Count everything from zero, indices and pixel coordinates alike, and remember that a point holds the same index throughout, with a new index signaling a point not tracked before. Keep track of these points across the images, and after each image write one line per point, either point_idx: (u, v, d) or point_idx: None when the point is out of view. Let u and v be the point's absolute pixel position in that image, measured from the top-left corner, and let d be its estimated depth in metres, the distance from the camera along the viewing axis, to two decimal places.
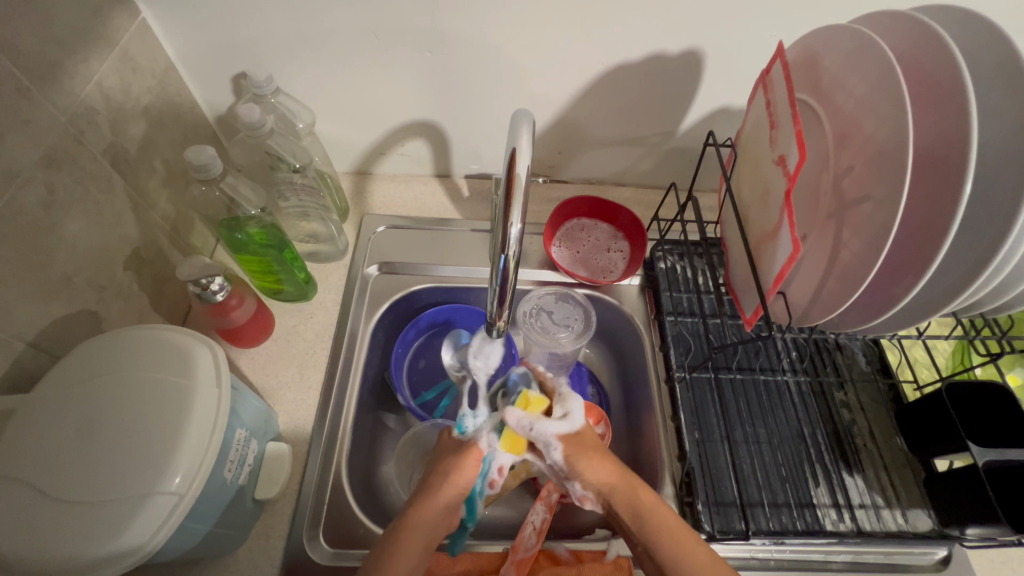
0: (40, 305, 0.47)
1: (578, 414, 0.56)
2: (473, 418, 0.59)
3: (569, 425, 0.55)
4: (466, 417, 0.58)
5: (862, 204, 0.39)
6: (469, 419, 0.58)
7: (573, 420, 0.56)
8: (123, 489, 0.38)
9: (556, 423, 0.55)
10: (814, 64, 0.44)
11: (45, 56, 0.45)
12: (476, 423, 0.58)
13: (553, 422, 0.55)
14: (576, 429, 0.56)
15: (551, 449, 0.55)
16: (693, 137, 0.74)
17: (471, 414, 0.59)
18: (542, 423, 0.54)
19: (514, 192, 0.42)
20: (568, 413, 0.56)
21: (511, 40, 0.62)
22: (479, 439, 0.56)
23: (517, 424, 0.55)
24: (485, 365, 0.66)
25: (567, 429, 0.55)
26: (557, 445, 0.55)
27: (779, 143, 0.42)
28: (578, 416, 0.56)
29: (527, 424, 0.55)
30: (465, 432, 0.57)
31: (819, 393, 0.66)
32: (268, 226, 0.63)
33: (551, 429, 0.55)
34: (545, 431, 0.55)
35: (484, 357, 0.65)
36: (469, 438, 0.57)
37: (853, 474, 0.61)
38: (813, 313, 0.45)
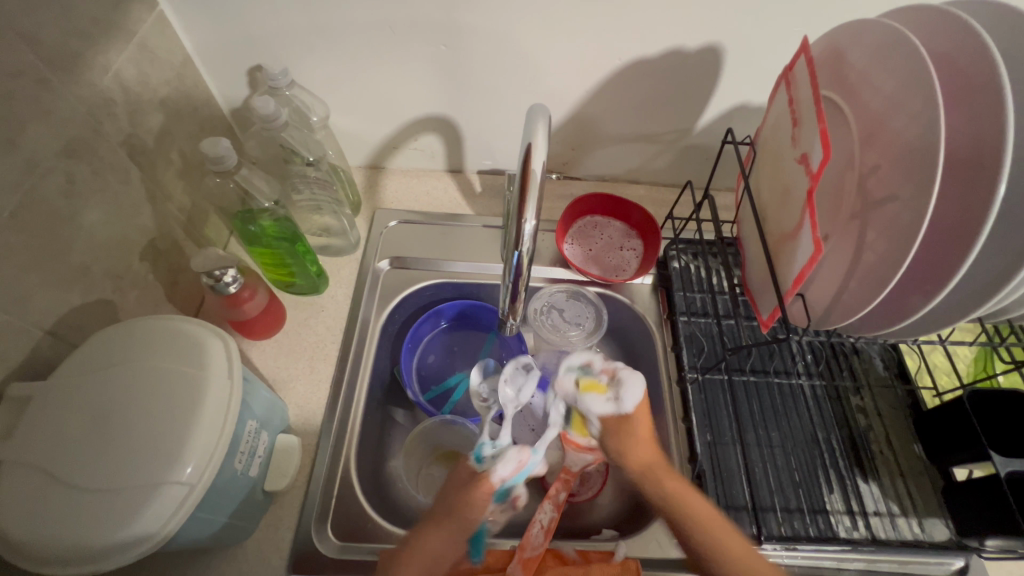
0: (58, 293, 0.47)
1: (628, 401, 0.56)
2: (491, 448, 0.59)
3: (614, 408, 0.57)
4: (486, 446, 0.59)
5: (887, 204, 0.38)
6: (488, 449, 0.59)
7: (620, 404, 0.56)
8: (137, 478, 0.38)
9: (603, 402, 0.57)
10: (839, 59, 0.43)
11: (65, 47, 0.46)
12: (493, 454, 0.59)
13: (599, 402, 0.57)
14: (627, 408, 0.56)
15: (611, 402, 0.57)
16: (709, 135, 0.73)
17: (489, 442, 0.60)
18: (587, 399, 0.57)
19: (529, 189, 0.42)
20: (619, 396, 0.57)
21: (529, 34, 0.61)
22: (492, 473, 0.56)
23: (564, 394, 0.59)
24: (515, 396, 0.66)
25: (612, 410, 0.57)
26: (597, 421, 0.57)
27: (801, 141, 0.41)
28: (625, 404, 0.56)
29: (575, 396, 0.58)
30: (482, 463, 0.58)
31: (834, 398, 0.65)
32: (280, 218, 0.63)
33: (596, 405, 0.57)
34: (590, 407, 0.57)
35: (514, 386, 0.66)
36: (484, 468, 0.57)
37: (868, 480, 0.59)
38: (831, 316, 0.44)
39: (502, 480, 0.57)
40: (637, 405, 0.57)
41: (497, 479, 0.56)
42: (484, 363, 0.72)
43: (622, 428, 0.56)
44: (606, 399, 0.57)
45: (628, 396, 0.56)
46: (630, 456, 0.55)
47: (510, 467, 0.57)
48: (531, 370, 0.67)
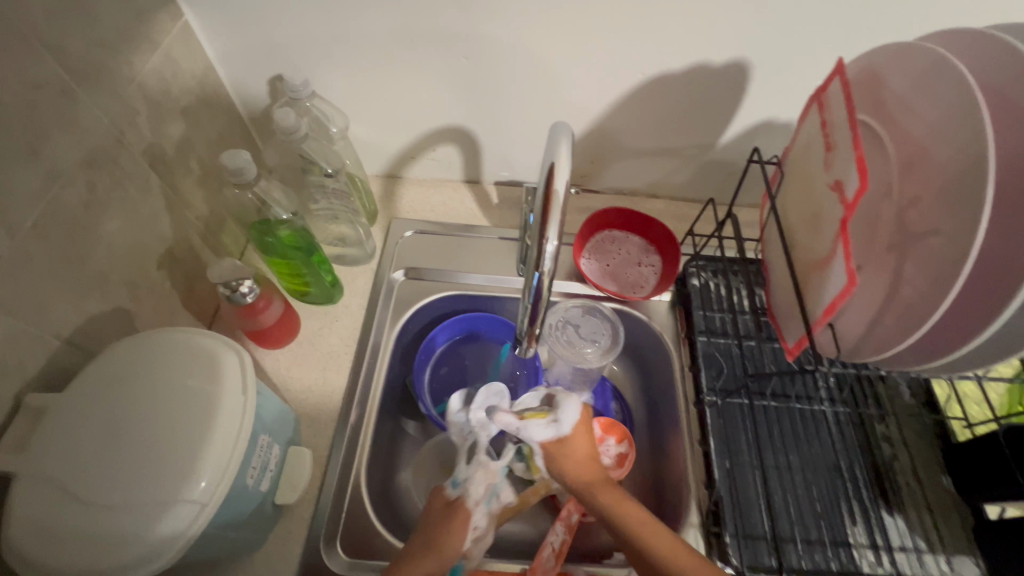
0: (78, 302, 0.48)
1: (568, 421, 0.56)
2: (466, 472, 0.60)
3: (554, 432, 0.56)
4: (460, 471, 0.60)
5: (928, 238, 0.36)
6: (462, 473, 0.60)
7: (560, 427, 0.56)
8: (149, 494, 0.38)
9: (543, 429, 0.56)
10: (877, 82, 0.41)
11: (89, 57, 0.46)
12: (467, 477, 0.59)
13: (540, 428, 0.56)
14: (566, 432, 0.56)
15: (551, 428, 0.56)
16: (732, 150, 0.72)
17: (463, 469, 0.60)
18: (529, 428, 0.55)
19: (551, 209, 0.41)
20: (557, 420, 0.56)
21: (549, 46, 0.60)
22: (467, 498, 0.57)
23: (507, 426, 0.57)
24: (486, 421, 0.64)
25: (553, 435, 0.56)
26: (538, 446, 0.57)
27: (835, 167, 0.39)
28: (565, 426, 0.56)
29: (515, 425, 0.56)
30: (457, 486, 0.58)
31: (857, 425, 0.62)
32: (298, 229, 0.63)
33: (537, 432, 0.56)
34: (529, 434, 0.56)
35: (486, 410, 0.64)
36: (459, 495, 0.58)
37: (893, 513, 0.57)
38: (865, 349, 0.42)
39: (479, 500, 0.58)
40: (574, 424, 0.56)
41: (473, 504, 0.57)
42: (462, 390, 0.69)
43: (559, 450, 0.56)
44: (547, 423, 0.56)
45: (567, 416, 0.56)
46: (567, 466, 0.56)
47: (483, 488, 0.59)
48: (503, 396, 0.66)
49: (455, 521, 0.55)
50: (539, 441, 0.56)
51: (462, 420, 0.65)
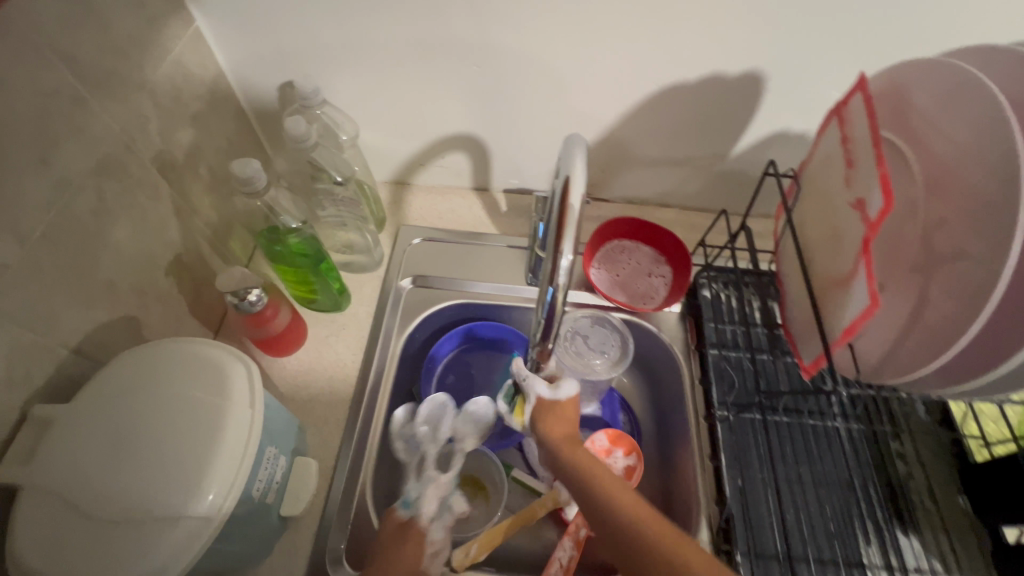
0: (86, 311, 0.47)
1: (565, 390, 0.61)
2: (417, 490, 0.60)
3: (550, 393, 0.60)
4: (411, 491, 0.60)
5: (955, 261, 0.36)
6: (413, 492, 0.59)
7: (559, 391, 0.60)
8: (155, 509, 0.37)
9: (544, 385, 0.60)
10: (902, 98, 0.40)
11: (101, 65, 0.45)
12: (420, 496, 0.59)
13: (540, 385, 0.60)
14: (563, 395, 0.61)
15: (554, 385, 0.60)
16: (745, 161, 0.71)
17: (414, 487, 0.60)
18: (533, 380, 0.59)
19: (566, 223, 0.41)
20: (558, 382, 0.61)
21: (562, 56, 0.59)
22: (420, 517, 0.57)
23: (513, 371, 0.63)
24: (432, 433, 0.65)
25: (549, 394, 0.61)
26: (533, 399, 0.61)
27: (856, 184, 0.39)
28: (562, 392, 0.61)
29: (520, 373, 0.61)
30: (408, 507, 0.58)
31: (871, 442, 0.61)
32: (308, 238, 0.62)
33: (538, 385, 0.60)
34: (533, 383, 0.60)
35: (431, 426, 0.65)
36: (413, 514, 0.57)
37: (908, 533, 0.56)
38: (886, 371, 0.41)
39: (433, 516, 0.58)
40: (571, 393, 0.61)
41: (426, 523, 0.57)
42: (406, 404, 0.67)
43: (551, 403, 0.60)
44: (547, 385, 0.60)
45: (566, 387, 0.61)
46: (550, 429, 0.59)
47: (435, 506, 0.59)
48: (445, 408, 0.67)
49: (406, 541, 0.54)
50: (539, 395, 0.61)
51: (405, 435, 0.64)
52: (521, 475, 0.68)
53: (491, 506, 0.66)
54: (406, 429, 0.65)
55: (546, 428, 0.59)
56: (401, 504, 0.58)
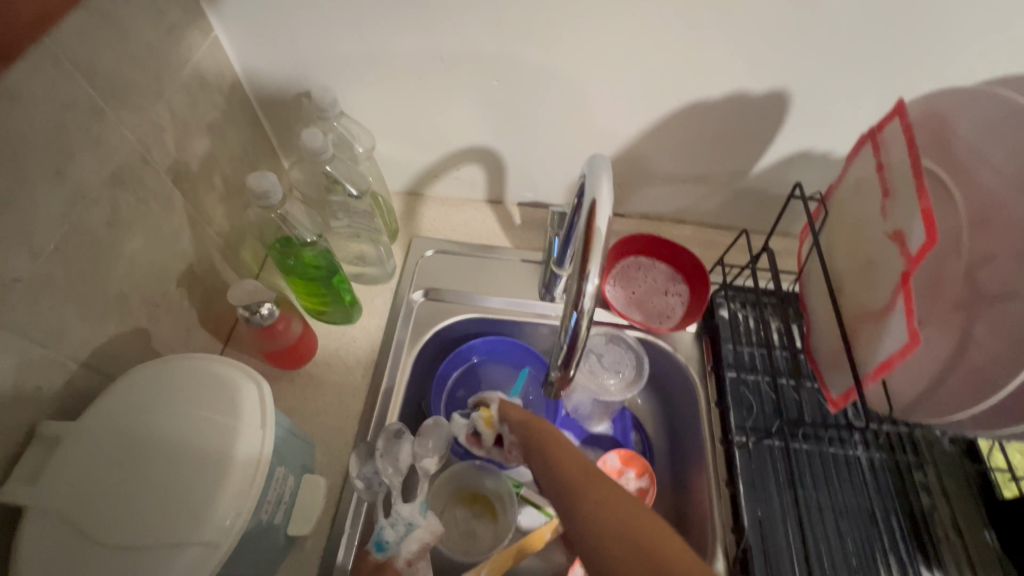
0: (96, 324, 0.46)
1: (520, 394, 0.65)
2: (391, 530, 0.53)
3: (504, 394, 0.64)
4: (384, 531, 0.53)
5: (1005, 300, 0.34)
6: (389, 533, 0.53)
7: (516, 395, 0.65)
8: (162, 535, 0.36)
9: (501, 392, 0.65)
10: (941, 126, 0.39)
11: (120, 75, 0.45)
12: (396, 537, 0.53)
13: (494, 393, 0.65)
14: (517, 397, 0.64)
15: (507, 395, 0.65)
16: (766, 179, 0.70)
17: (386, 524, 0.53)
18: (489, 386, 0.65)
19: (593, 247, 0.39)
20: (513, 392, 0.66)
21: (584, 72, 0.58)
22: (398, 561, 0.52)
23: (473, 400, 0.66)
24: (397, 465, 0.58)
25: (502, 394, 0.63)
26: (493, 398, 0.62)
27: (894, 215, 0.37)
28: None
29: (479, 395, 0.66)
30: (384, 550, 0.52)
31: (894, 473, 0.60)
32: (320, 252, 0.61)
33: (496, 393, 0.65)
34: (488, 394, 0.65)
35: (391, 458, 0.58)
36: (390, 557, 0.52)
37: (932, 569, 0.54)
38: (921, 410, 0.40)
39: (412, 554, 0.53)
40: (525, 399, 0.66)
41: (404, 563, 0.52)
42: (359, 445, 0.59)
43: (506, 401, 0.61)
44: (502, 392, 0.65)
45: None
46: (511, 412, 0.57)
47: (416, 545, 0.53)
48: (403, 435, 0.59)
49: None
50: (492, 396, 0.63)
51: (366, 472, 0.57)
52: (529, 493, 0.67)
53: (500, 529, 0.64)
54: (366, 466, 0.57)
55: (518, 417, 0.56)
56: (377, 548, 0.52)
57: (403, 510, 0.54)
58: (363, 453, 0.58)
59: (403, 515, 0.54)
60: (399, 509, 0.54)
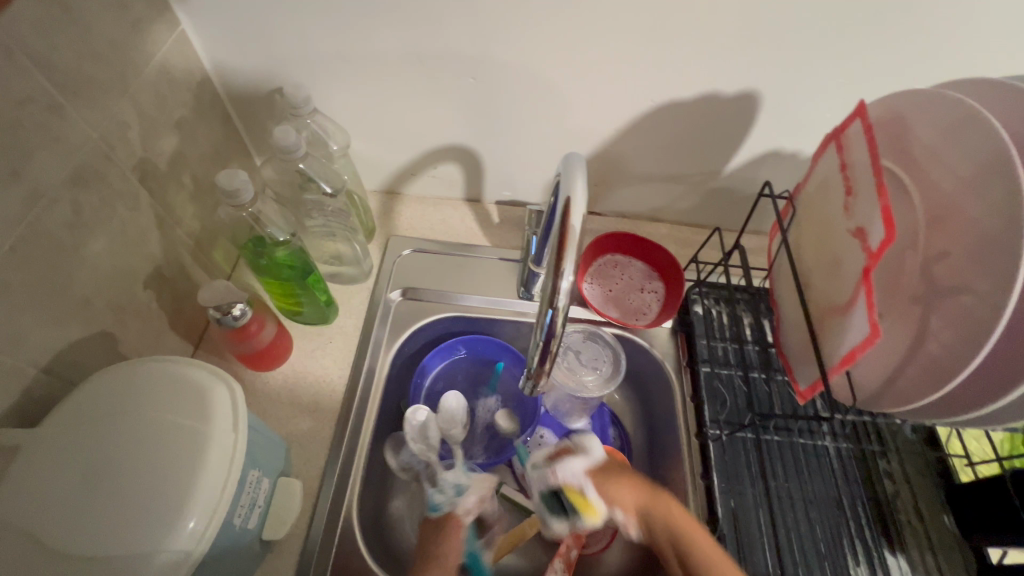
0: (56, 329, 0.45)
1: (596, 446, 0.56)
2: (440, 494, 0.59)
3: (588, 459, 0.55)
4: (434, 496, 0.58)
5: (956, 294, 0.36)
6: (440, 496, 0.59)
7: (593, 453, 0.55)
8: (128, 544, 0.35)
9: (579, 459, 0.55)
10: (899, 127, 0.41)
11: (81, 72, 0.43)
12: (446, 499, 0.58)
13: (573, 461, 0.55)
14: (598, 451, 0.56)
15: (584, 459, 0.55)
16: (738, 178, 0.71)
17: (437, 491, 0.59)
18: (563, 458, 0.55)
19: (567, 244, 0.40)
20: (584, 448, 0.56)
21: (561, 72, 0.59)
22: (459, 509, 0.57)
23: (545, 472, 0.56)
24: (428, 445, 0.65)
25: (587, 462, 0.55)
26: (588, 482, 0.54)
27: (857, 212, 0.39)
28: (596, 450, 0.56)
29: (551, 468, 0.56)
30: (438, 510, 0.57)
31: (860, 462, 0.62)
32: (295, 250, 0.60)
33: (576, 466, 0.55)
34: (568, 471, 0.55)
35: (423, 437, 0.64)
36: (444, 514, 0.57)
37: (895, 553, 0.57)
38: (882, 399, 0.42)
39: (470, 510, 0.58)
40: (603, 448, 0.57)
41: (466, 513, 0.57)
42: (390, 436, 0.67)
43: (610, 477, 0.53)
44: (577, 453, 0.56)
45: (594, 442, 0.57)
46: (620, 494, 0.52)
47: (472, 497, 0.59)
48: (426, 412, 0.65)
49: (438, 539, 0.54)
50: (585, 475, 0.54)
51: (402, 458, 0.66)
52: (510, 492, 0.68)
53: None
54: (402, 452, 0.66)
55: (633, 500, 0.51)
56: (431, 511, 0.57)
57: (448, 475, 0.61)
58: (393, 440, 0.67)
59: (449, 480, 0.61)
60: (447, 477, 0.61)
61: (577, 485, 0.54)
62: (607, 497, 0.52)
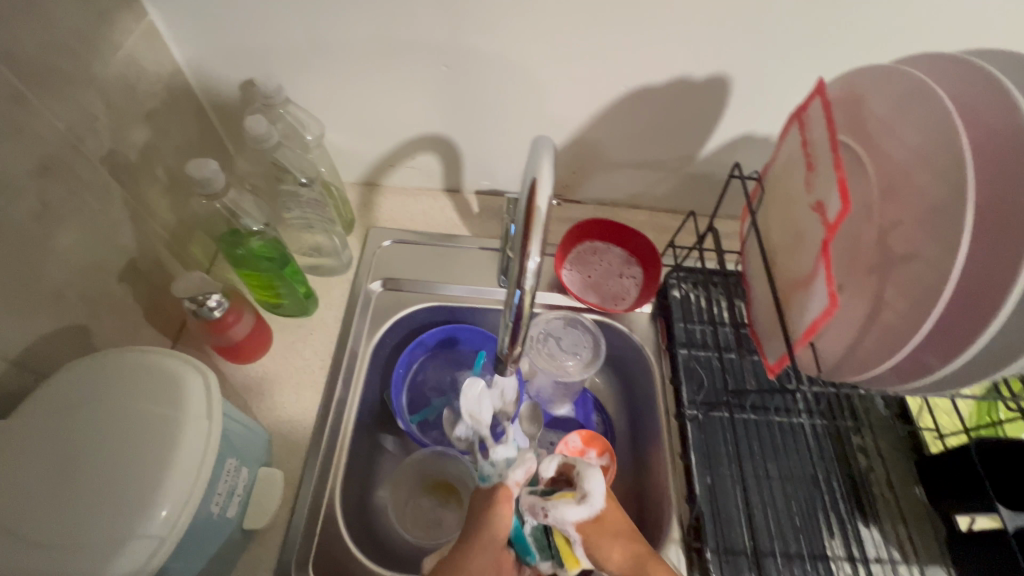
0: (27, 322, 0.44)
1: (597, 495, 0.53)
2: (490, 466, 0.60)
3: (586, 511, 0.53)
4: (484, 467, 0.60)
5: (908, 262, 0.37)
6: (489, 468, 0.60)
7: (592, 506, 0.53)
8: (103, 531, 0.36)
9: (576, 511, 0.52)
10: (857, 104, 0.42)
11: (44, 61, 0.43)
12: (495, 471, 0.60)
13: (570, 509, 0.53)
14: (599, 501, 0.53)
15: (582, 510, 0.53)
16: (713, 163, 0.72)
17: (488, 463, 0.60)
18: (562, 509, 0.52)
19: (533, 224, 0.40)
20: (586, 495, 0.53)
21: (534, 59, 0.59)
22: (508, 481, 0.55)
23: (534, 508, 0.54)
24: (478, 420, 0.64)
25: (585, 514, 0.53)
26: (578, 534, 0.53)
27: (817, 187, 0.40)
28: (597, 501, 0.53)
29: (542, 510, 0.53)
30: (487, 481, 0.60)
31: (835, 437, 0.63)
32: (270, 241, 0.60)
33: (571, 517, 0.52)
34: (562, 519, 0.52)
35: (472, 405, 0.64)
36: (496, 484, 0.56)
37: (868, 524, 0.58)
38: (843, 369, 0.43)
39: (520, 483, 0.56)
40: (605, 497, 0.54)
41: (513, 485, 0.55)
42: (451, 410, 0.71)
43: (603, 537, 0.52)
44: (576, 502, 0.53)
45: (597, 491, 0.53)
46: (611, 560, 0.51)
47: (521, 471, 0.56)
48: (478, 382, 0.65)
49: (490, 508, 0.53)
50: (578, 527, 0.52)
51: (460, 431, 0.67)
52: None
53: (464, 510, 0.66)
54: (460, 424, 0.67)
55: (622, 566, 0.51)
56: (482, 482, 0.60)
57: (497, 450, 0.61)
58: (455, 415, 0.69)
59: (500, 454, 0.60)
60: (500, 449, 0.61)
61: (567, 533, 0.53)
62: (594, 556, 0.52)
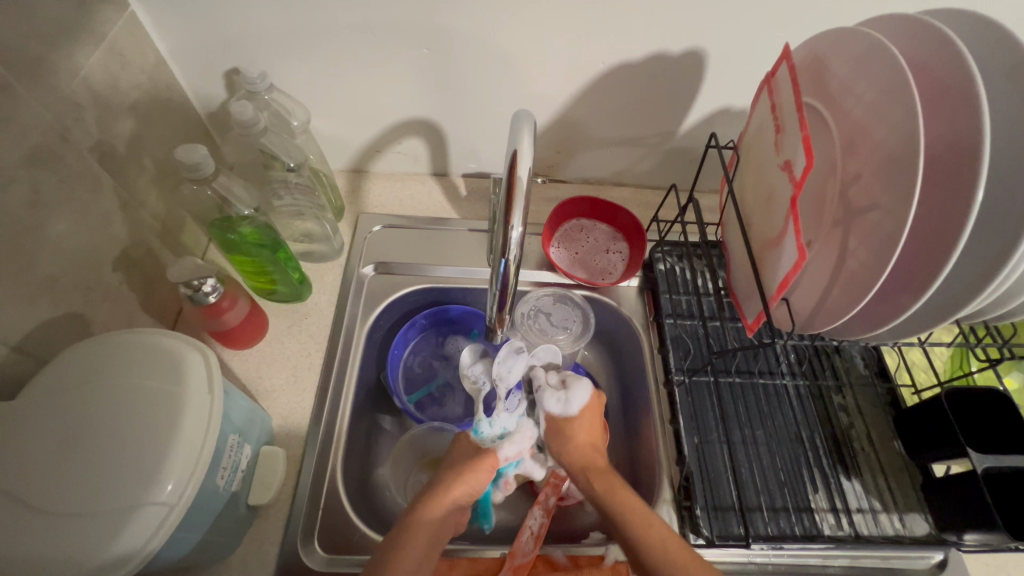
0: (25, 309, 0.46)
1: (575, 403, 0.60)
2: (489, 426, 0.61)
3: (560, 408, 0.60)
4: (484, 423, 0.61)
5: (869, 212, 0.39)
6: (487, 428, 0.61)
7: (565, 405, 0.60)
8: (112, 500, 0.37)
9: (553, 402, 0.61)
10: (823, 70, 0.44)
11: (27, 52, 0.44)
12: (491, 433, 0.61)
13: (550, 398, 0.61)
14: (573, 412, 0.60)
15: (559, 401, 0.61)
16: (693, 137, 0.74)
17: (488, 420, 0.61)
18: (542, 392, 0.61)
19: (515, 193, 0.42)
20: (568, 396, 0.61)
21: (512, 40, 0.61)
22: (500, 451, 0.59)
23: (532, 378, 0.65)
24: (503, 376, 0.64)
25: (559, 409, 0.60)
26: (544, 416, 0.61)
27: (785, 148, 0.42)
28: (572, 405, 0.60)
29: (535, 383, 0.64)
30: (479, 437, 0.61)
31: (816, 397, 0.66)
32: (261, 226, 0.61)
33: (546, 402, 0.61)
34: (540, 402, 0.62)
35: (506, 368, 0.65)
36: (486, 446, 0.60)
37: (850, 477, 0.61)
38: (816, 321, 0.45)
39: (506, 460, 0.60)
40: (582, 408, 0.60)
41: (501, 458, 0.59)
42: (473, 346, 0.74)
43: (564, 428, 0.60)
44: (558, 396, 0.61)
45: (575, 398, 0.60)
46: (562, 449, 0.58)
47: (512, 449, 0.60)
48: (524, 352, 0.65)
49: (475, 464, 0.57)
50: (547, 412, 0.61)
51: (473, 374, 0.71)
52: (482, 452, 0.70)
53: None
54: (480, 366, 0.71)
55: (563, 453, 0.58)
56: (476, 434, 0.61)
57: (501, 413, 0.62)
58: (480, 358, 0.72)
59: (501, 419, 0.62)
60: (504, 414, 0.62)
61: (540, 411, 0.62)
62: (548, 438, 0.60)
